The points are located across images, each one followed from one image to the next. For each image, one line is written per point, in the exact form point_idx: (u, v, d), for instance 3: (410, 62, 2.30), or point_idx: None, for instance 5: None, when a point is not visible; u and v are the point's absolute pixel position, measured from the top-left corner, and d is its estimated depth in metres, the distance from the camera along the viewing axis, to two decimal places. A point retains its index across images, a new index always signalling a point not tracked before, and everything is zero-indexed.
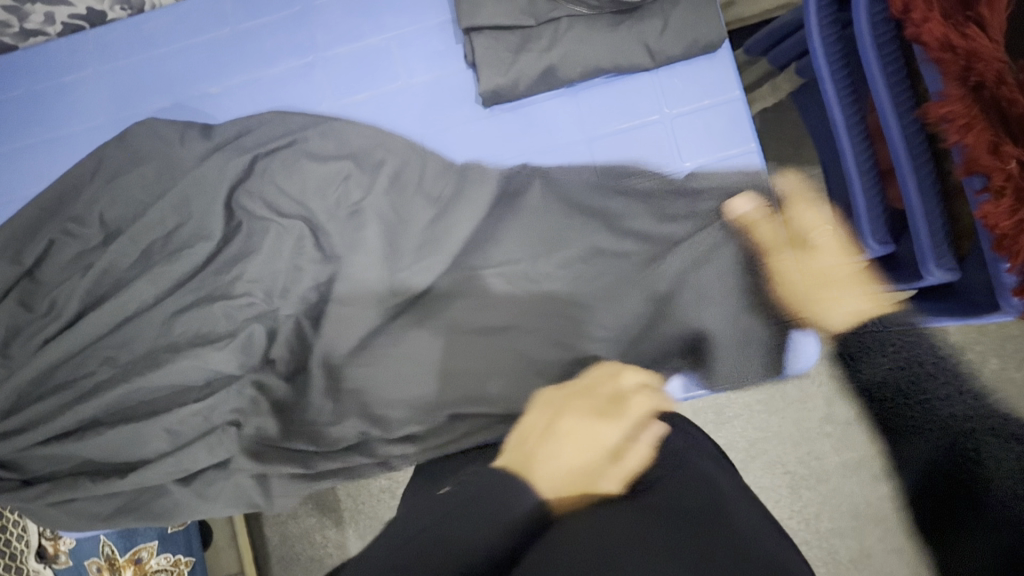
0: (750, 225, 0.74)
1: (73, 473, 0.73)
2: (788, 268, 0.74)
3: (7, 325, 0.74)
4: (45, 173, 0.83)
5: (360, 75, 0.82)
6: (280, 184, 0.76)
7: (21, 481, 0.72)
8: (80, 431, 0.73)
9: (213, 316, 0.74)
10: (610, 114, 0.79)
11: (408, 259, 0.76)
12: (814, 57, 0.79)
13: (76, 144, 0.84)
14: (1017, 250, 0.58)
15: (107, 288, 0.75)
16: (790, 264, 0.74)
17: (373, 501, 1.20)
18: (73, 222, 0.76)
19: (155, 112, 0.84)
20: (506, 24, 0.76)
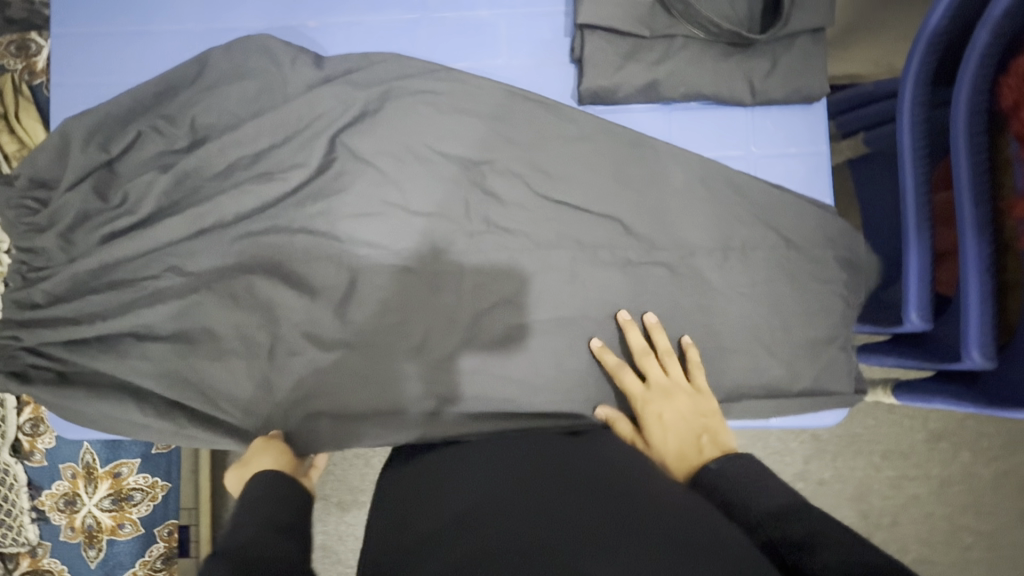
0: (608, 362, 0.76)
1: (108, 375, 0.76)
2: (687, 433, 0.68)
3: (77, 210, 0.74)
4: (122, 65, 0.82)
5: (463, 45, 0.83)
6: (366, 139, 0.78)
7: (58, 372, 0.75)
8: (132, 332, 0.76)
9: (282, 247, 0.77)
10: (700, 138, 0.80)
11: (480, 235, 0.79)
12: (899, 131, 0.81)
13: (164, 44, 0.82)
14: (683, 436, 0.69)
15: (185, 195, 0.77)
16: (672, 414, 0.70)
17: (345, 463, 1.26)
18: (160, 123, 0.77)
19: (247, 31, 0.83)
20: (622, 29, 0.76)
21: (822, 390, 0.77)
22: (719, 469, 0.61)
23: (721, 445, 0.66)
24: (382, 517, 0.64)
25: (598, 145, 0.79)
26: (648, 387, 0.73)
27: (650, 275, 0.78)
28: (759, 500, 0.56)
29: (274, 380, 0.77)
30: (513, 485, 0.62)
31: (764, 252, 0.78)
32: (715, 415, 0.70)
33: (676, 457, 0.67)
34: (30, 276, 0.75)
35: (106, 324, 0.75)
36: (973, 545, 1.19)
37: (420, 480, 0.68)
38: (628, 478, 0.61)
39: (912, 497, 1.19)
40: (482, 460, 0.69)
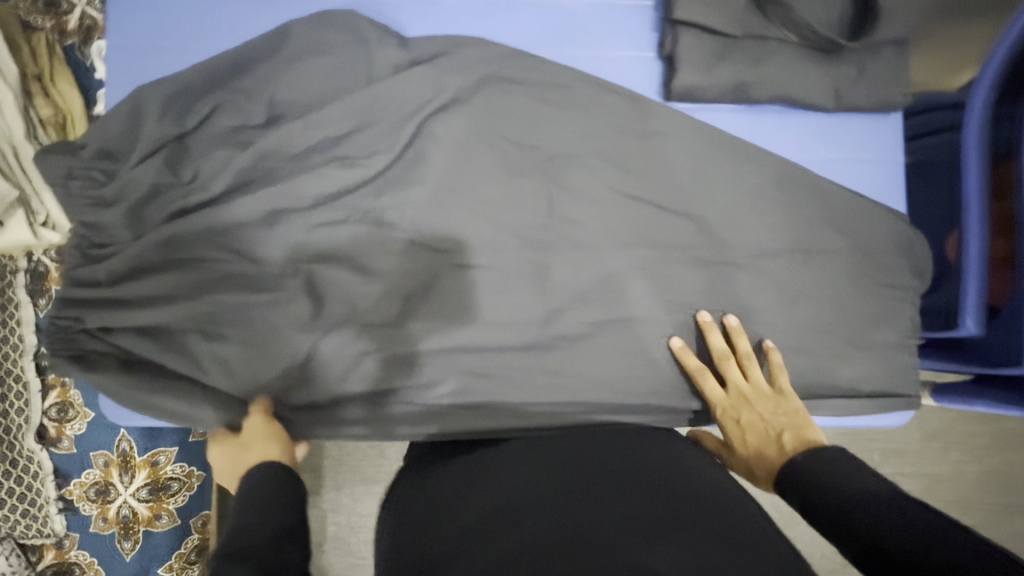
0: (691, 363, 0.76)
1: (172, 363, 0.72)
2: (768, 434, 0.70)
3: (149, 184, 0.71)
4: (190, 29, 0.77)
5: (549, 34, 0.82)
6: (452, 125, 0.76)
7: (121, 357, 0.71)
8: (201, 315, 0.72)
9: (357, 234, 0.76)
10: (781, 139, 0.81)
11: (564, 229, 0.78)
12: (966, 141, 0.83)
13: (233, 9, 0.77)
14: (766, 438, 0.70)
15: (258, 175, 0.74)
16: (752, 416, 0.72)
17: (359, 455, 1.24)
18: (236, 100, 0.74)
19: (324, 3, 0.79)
20: (716, 28, 0.76)
21: (890, 393, 0.79)
22: (812, 467, 0.62)
23: (806, 441, 0.68)
24: (435, 504, 0.61)
25: (682, 142, 0.79)
26: (727, 391, 0.75)
27: (729, 276, 0.79)
28: (851, 496, 0.57)
29: (347, 369, 0.75)
30: (581, 487, 0.61)
31: (839, 258, 0.79)
32: (799, 413, 0.71)
33: (756, 458, 0.69)
34: (91, 252, 0.71)
35: (171, 307, 0.71)
36: None
37: (481, 474, 0.66)
38: (642, 479, 0.62)
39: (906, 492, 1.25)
40: (545, 461, 0.67)
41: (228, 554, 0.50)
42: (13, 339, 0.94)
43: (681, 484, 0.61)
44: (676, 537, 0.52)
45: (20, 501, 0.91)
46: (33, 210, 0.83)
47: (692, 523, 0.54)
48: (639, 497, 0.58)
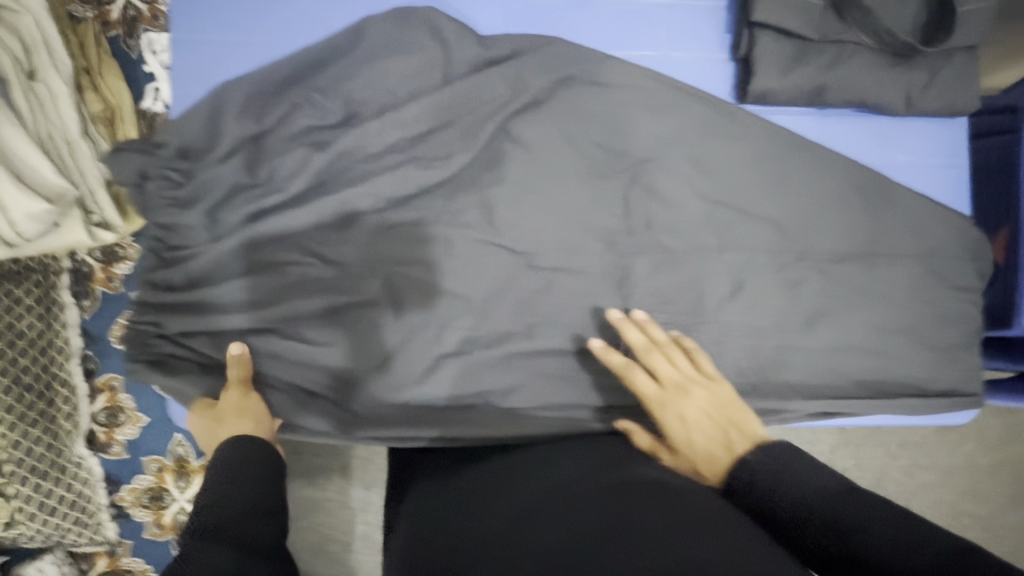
0: (607, 356, 0.71)
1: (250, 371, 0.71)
2: (712, 429, 0.66)
3: (231, 184, 0.70)
4: (260, 26, 0.75)
5: (623, 34, 0.81)
6: (533, 127, 0.77)
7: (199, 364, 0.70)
8: (282, 320, 0.71)
9: (433, 234, 0.74)
10: (852, 144, 0.82)
11: (641, 231, 0.78)
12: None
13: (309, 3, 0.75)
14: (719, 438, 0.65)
15: (339, 175, 0.72)
16: (693, 412, 0.67)
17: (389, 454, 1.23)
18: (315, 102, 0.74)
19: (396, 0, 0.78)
20: (794, 31, 0.76)
21: (954, 392, 0.81)
22: (760, 462, 0.59)
23: (748, 435, 0.64)
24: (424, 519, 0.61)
25: (756, 144, 0.80)
26: (663, 386, 0.70)
27: (802, 277, 0.80)
28: (810, 485, 0.56)
29: (426, 375, 0.72)
30: (563, 493, 0.60)
31: (904, 259, 0.81)
32: (737, 404, 0.68)
33: (705, 457, 0.64)
34: (167, 255, 0.70)
35: (253, 311, 0.70)
36: (971, 527, 1.30)
37: (466, 482, 0.66)
38: (629, 484, 0.59)
39: (923, 482, 1.29)
40: (528, 468, 0.67)
41: (205, 530, 0.50)
42: (59, 342, 0.91)
43: (669, 484, 0.58)
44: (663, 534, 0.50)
45: (71, 508, 0.89)
46: (88, 207, 0.79)
47: (678, 519, 0.52)
48: (624, 503, 0.56)
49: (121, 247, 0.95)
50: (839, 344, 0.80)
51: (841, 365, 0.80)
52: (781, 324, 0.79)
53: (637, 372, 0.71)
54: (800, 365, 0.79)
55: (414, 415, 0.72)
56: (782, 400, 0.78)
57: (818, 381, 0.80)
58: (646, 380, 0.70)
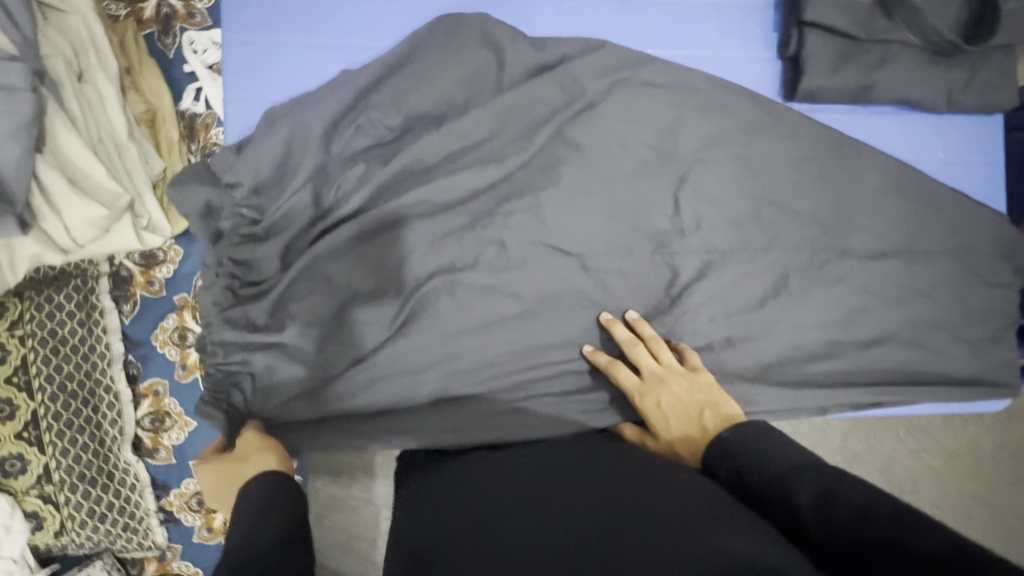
0: (592, 355, 0.75)
1: (315, 395, 0.74)
2: (688, 413, 0.67)
3: (300, 213, 0.75)
4: (319, 68, 0.80)
5: (674, 33, 0.82)
6: (587, 128, 0.78)
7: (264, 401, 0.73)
8: (348, 328, 0.74)
9: (488, 237, 0.77)
10: (894, 141, 0.85)
11: (694, 229, 0.79)
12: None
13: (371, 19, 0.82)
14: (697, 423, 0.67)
15: (400, 184, 0.76)
16: (670, 399, 0.69)
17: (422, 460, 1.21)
18: (375, 108, 0.76)
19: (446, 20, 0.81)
20: (845, 29, 0.78)
21: (992, 383, 0.84)
22: (733, 437, 0.60)
23: (724, 416, 0.66)
24: (414, 517, 0.62)
25: (804, 141, 0.81)
26: (642, 378, 0.72)
27: (848, 272, 0.81)
28: (773, 458, 0.55)
29: (486, 375, 0.76)
30: (550, 486, 0.61)
31: (939, 253, 0.84)
32: (713, 387, 0.69)
33: (682, 441, 0.66)
34: (240, 291, 0.74)
35: (322, 317, 0.74)
36: (1011, 523, 1.28)
37: (456, 479, 0.66)
38: (628, 480, 0.58)
39: (958, 475, 1.29)
40: (521, 463, 0.67)
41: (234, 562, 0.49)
42: (100, 347, 0.89)
43: (665, 480, 0.57)
44: (656, 533, 0.49)
45: (121, 514, 0.88)
46: (138, 212, 0.77)
47: (671, 515, 0.51)
48: (622, 499, 0.55)
49: (161, 251, 0.92)
50: (883, 338, 0.82)
51: (888, 359, 0.81)
52: (827, 320, 0.81)
53: (619, 367, 0.73)
54: (848, 360, 0.80)
55: (475, 417, 0.74)
56: (836, 396, 0.79)
57: (869, 375, 0.80)
58: (628, 374, 0.72)
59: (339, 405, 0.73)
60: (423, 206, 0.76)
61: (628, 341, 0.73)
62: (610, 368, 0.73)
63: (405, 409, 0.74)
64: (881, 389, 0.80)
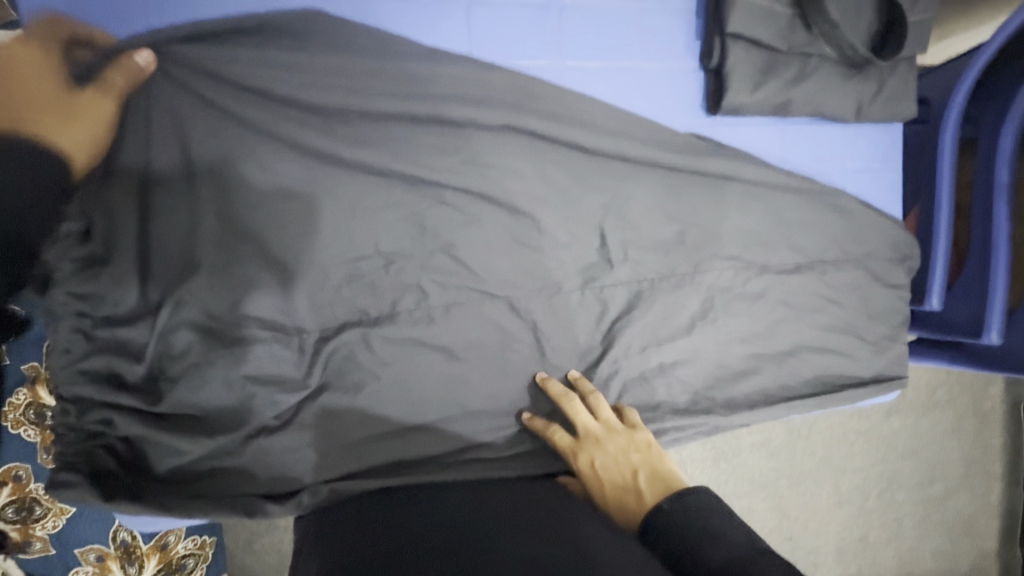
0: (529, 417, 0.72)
1: (201, 475, 0.63)
2: (623, 476, 0.67)
3: (167, 267, 0.63)
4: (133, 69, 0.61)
5: (596, 42, 0.76)
6: (508, 156, 0.71)
7: (138, 464, 0.62)
8: (245, 403, 0.64)
9: (402, 284, 0.69)
10: (809, 152, 0.85)
11: (619, 257, 0.76)
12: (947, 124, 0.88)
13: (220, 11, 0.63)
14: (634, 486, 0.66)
15: (292, 229, 0.64)
16: (605, 459, 0.68)
17: None
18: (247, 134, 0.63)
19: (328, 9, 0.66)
20: (764, 42, 0.75)
21: (889, 379, 0.89)
22: (672, 511, 0.60)
23: (658, 482, 0.66)
24: (343, 545, 0.58)
25: (726, 158, 0.79)
26: (578, 438, 0.70)
27: (767, 287, 0.82)
28: (727, 541, 0.55)
29: (413, 436, 0.69)
30: (494, 530, 0.58)
31: (849, 262, 0.86)
32: (650, 447, 0.69)
33: (615, 504, 0.66)
34: (95, 333, 0.62)
35: (210, 393, 0.63)
36: (898, 474, 1.44)
37: (387, 520, 0.61)
38: (557, 534, 0.56)
39: (858, 437, 1.41)
40: (460, 509, 0.63)
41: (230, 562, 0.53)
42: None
43: (592, 538, 0.55)
44: None
45: None
46: None
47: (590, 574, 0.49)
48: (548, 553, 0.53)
49: None
50: (797, 349, 0.84)
51: (799, 368, 0.84)
52: (746, 335, 0.82)
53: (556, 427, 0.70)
54: (765, 374, 0.83)
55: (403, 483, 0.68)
56: (757, 412, 0.81)
57: (785, 384, 0.84)
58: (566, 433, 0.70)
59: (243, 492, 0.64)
60: (327, 254, 0.66)
61: (567, 399, 0.71)
62: (547, 428, 0.71)
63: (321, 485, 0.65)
64: (795, 397, 0.84)
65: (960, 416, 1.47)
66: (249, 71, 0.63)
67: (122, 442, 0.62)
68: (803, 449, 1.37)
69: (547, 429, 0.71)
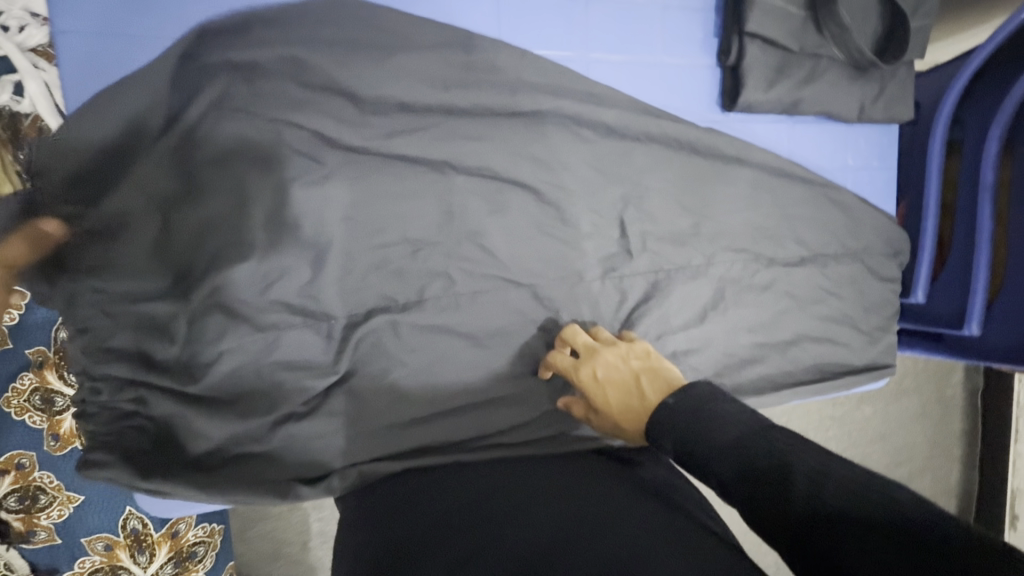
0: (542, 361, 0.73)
1: (228, 456, 0.63)
2: (625, 380, 0.64)
3: (190, 249, 0.61)
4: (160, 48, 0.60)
5: (619, 34, 0.77)
6: (534, 146, 0.72)
7: (167, 445, 0.62)
8: (273, 388, 0.64)
9: (430, 270, 0.70)
10: (815, 150, 0.89)
11: (638, 247, 0.78)
12: (938, 126, 0.93)
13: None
14: (640, 389, 0.62)
15: (321, 214, 0.64)
16: (605, 368, 0.66)
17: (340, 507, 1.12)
18: (278, 117, 0.62)
19: None
20: (779, 42, 0.78)
21: (880, 366, 0.94)
22: (678, 405, 0.57)
23: (662, 381, 0.62)
24: (382, 523, 0.60)
25: (741, 152, 0.82)
26: (578, 356, 0.69)
27: (774, 279, 0.86)
28: (722, 428, 0.52)
29: (438, 420, 0.70)
30: (526, 490, 0.62)
31: (848, 254, 0.91)
32: (649, 353, 0.67)
33: (624, 411, 0.63)
34: (118, 312, 0.61)
35: (238, 376, 0.63)
36: (874, 459, 1.52)
37: (416, 502, 0.62)
38: (584, 488, 0.61)
39: (837, 423, 1.48)
40: (488, 485, 0.63)
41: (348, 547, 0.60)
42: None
43: (617, 491, 0.60)
44: (590, 537, 0.52)
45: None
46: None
47: (616, 524, 0.54)
48: (575, 505, 0.58)
49: None
50: (798, 337, 0.88)
51: (799, 356, 0.88)
52: (753, 325, 0.85)
53: (560, 353, 0.70)
54: (769, 361, 0.86)
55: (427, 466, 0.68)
56: (761, 398, 0.85)
57: (787, 371, 0.88)
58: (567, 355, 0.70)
59: (269, 476, 0.64)
60: (355, 239, 0.66)
61: (567, 327, 0.72)
62: (550, 356, 0.71)
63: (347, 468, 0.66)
64: (795, 384, 0.88)
65: (931, 405, 1.56)
66: (280, 52, 0.62)
67: (151, 422, 0.62)
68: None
69: (551, 357, 0.71)
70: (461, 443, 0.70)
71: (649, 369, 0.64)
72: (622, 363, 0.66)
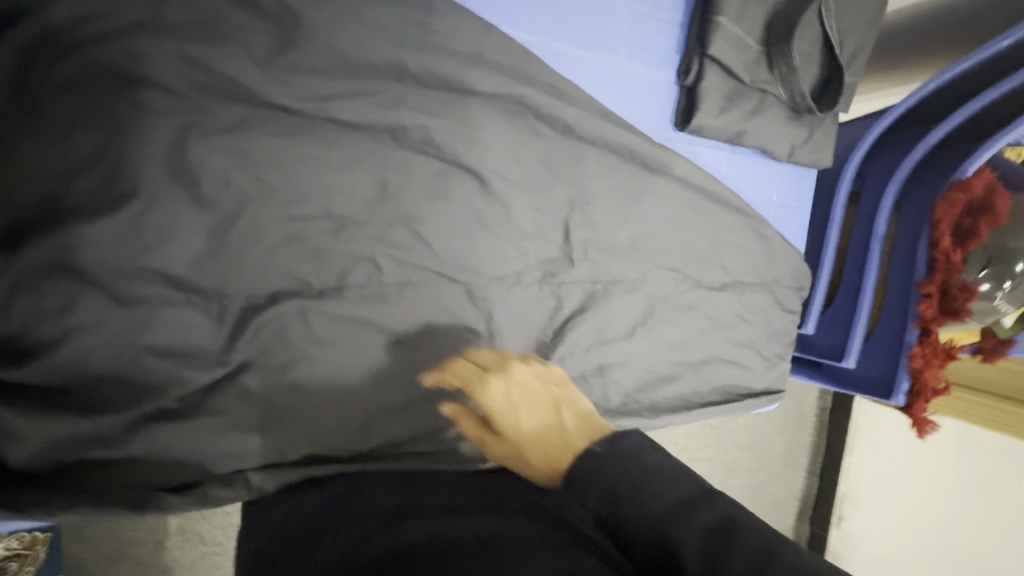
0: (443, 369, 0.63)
1: (68, 461, 0.50)
2: (538, 404, 0.57)
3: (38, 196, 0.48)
4: None
5: (587, 29, 0.73)
6: (488, 131, 0.66)
7: None
8: (139, 376, 0.53)
9: (354, 253, 0.61)
10: (748, 181, 0.93)
11: (578, 255, 0.75)
12: (846, 171, 1.01)
13: None
14: (556, 418, 0.55)
15: (224, 171, 0.53)
16: (517, 388, 0.58)
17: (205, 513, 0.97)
18: (180, 43, 0.50)
19: None
20: (735, 70, 0.79)
21: (776, 389, 1.01)
22: (608, 454, 0.50)
23: (580, 413, 0.56)
24: (289, 536, 0.52)
25: (688, 173, 0.82)
26: (485, 368, 0.61)
27: (698, 301, 0.88)
28: (653, 493, 0.47)
29: (343, 424, 0.61)
30: (441, 505, 0.54)
31: (761, 284, 0.96)
32: (564, 380, 0.60)
33: (535, 439, 0.55)
34: None
35: (89, 359, 0.51)
36: (747, 468, 1.66)
37: (305, 542, 0.50)
38: (507, 504, 0.55)
39: (720, 434, 1.60)
40: (403, 496, 0.55)
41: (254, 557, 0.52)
42: None
43: (543, 507, 0.54)
44: (511, 544, 0.46)
45: None
46: None
47: (541, 535, 0.48)
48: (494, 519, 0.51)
49: None
50: (712, 359, 0.92)
51: (711, 377, 0.92)
52: (675, 344, 0.87)
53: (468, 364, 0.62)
54: (684, 380, 0.89)
55: (324, 477, 0.59)
56: (674, 416, 0.87)
57: (698, 391, 0.91)
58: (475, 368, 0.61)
59: (115, 483, 0.51)
60: (265, 205, 0.55)
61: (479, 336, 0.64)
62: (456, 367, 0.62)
63: (223, 477, 0.56)
64: (704, 404, 0.91)
65: (805, 425, 1.72)
66: None
67: None
68: (672, 441, 1.52)
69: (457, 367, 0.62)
70: (366, 450, 0.63)
71: (565, 398, 0.57)
72: (537, 386, 0.58)
